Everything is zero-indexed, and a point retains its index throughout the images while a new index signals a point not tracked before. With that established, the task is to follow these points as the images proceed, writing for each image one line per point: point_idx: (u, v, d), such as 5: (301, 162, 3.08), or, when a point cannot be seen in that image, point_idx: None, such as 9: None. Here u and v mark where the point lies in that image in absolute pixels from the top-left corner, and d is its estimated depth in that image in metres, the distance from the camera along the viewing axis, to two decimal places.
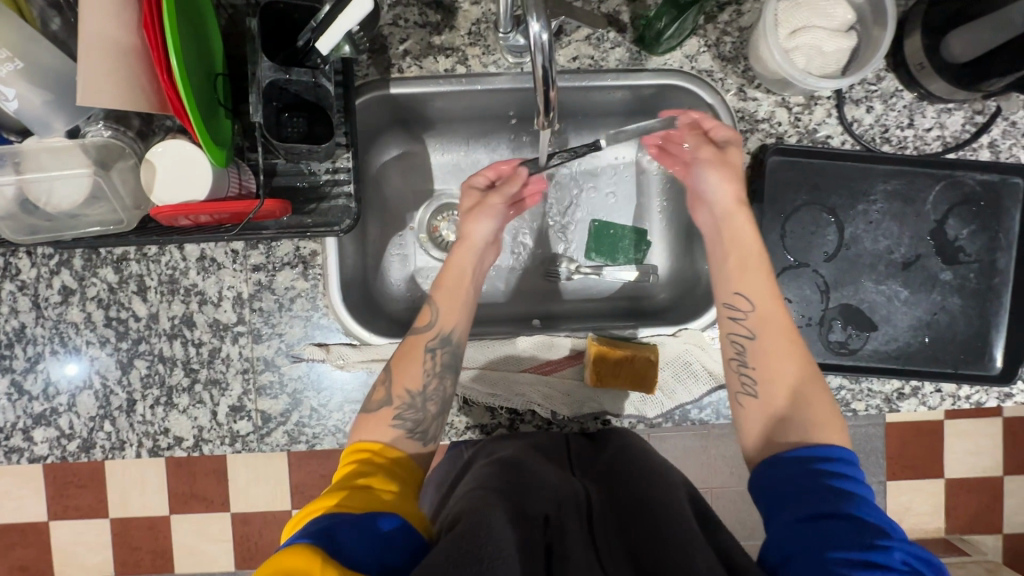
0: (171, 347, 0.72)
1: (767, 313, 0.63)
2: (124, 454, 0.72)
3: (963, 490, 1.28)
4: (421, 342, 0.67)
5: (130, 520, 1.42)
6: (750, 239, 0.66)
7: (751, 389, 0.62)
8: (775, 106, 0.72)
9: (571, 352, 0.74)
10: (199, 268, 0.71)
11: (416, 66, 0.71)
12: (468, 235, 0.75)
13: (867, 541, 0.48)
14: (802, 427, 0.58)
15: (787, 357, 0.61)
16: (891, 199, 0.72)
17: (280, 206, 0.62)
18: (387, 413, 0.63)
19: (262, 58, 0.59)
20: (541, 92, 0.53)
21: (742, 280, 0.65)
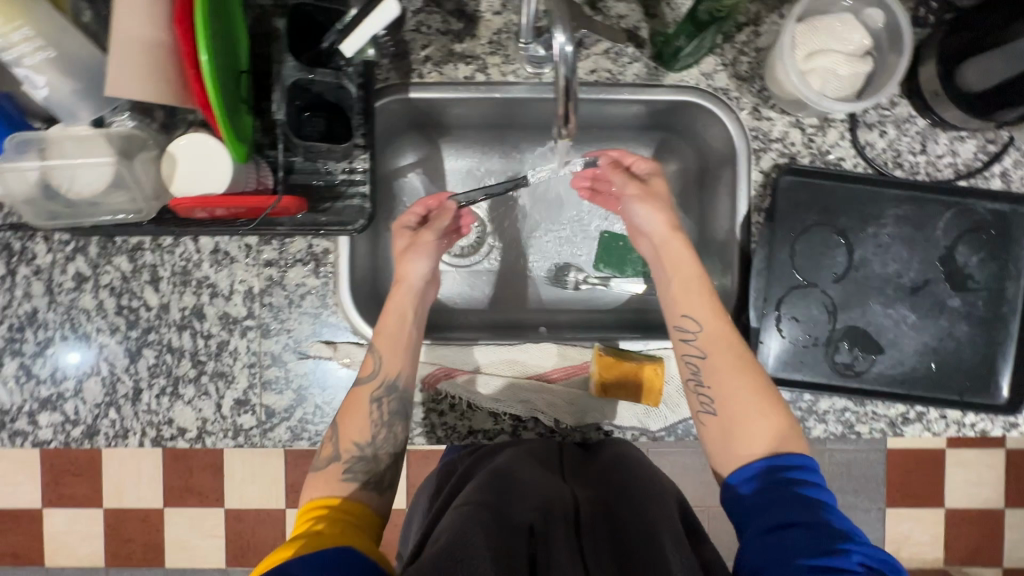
0: (180, 338, 0.72)
1: (715, 333, 0.64)
2: (127, 442, 0.72)
3: (963, 521, 1.27)
4: (363, 394, 0.67)
5: (124, 511, 1.42)
6: (688, 266, 0.68)
7: (708, 406, 0.63)
8: (789, 126, 0.73)
9: (576, 362, 0.74)
10: (212, 261, 0.72)
11: (436, 72, 0.72)
12: (400, 277, 0.73)
13: (828, 547, 0.49)
14: (765, 438, 0.59)
15: (738, 372, 0.62)
16: (901, 223, 0.73)
17: (296, 202, 0.63)
18: (335, 470, 0.64)
19: (288, 58, 0.59)
20: (563, 106, 0.54)
21: (688, 304, 0.66)
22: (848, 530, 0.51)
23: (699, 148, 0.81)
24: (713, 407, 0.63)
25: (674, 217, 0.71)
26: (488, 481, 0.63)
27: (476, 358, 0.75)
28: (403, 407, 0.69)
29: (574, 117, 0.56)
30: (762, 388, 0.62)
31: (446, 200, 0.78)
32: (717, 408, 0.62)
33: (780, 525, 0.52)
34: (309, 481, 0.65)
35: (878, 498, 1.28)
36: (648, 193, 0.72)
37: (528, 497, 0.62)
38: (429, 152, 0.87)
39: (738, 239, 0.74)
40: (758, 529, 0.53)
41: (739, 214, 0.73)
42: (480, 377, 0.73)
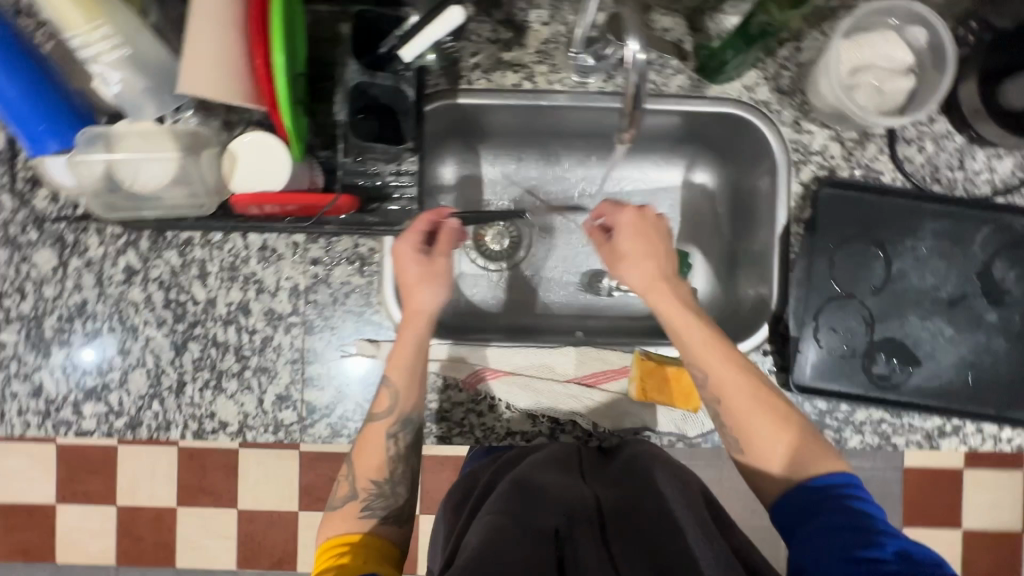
0: (225, 332, 0.73)
1: (723, 377, 0.65)
2: (169, 435, 0.73)
3: (980, 541, 1.26)
4: (378, 430, 0.68)
5: (137, 509, 1.41)
6: (686, 319, 0.67)
7: (735, 445, 0.65)
8: (829, 140, 0.74)
9: (618, 366, 0.74)
10: (260, 257, 0.73)
11: (484, 79, 0.74)
12: (409, 310, 0.69)
13: (869, 540, 0.54)
14: (799, 466, 0.62)
15: (754, 410, 0.64)
16: (940, 237, 0.73)
17: (351, 202, 0.66)
18: (353, 507, 0.68)
19: (351, 61, 0.63)
20: (636, 111, 0.57)
21: (693, 355, 0.66)
22: (885, 524, 0.55)
23: (738, 160, 0.82)
24: (740, 444, 0.65)
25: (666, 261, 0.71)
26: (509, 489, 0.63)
27: (516, 361, 0.74)
28: (417, 438, 0.71)
29: (637, 120, 0.59)
30: (778, 411, 0.64)
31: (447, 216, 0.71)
32: (743, 445, 0.65)
33: (819, 522, 0.57)
34: (326, 520, 0.69)
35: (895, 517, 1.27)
36: (618, 259, 0.72)
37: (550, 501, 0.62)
38: (468, 158, 0.89)
39: (777, 249, 0.75)
40: (800, 531, 0.58)
41: (778, 223, 0.74)
42: (517, 378, 0.73)
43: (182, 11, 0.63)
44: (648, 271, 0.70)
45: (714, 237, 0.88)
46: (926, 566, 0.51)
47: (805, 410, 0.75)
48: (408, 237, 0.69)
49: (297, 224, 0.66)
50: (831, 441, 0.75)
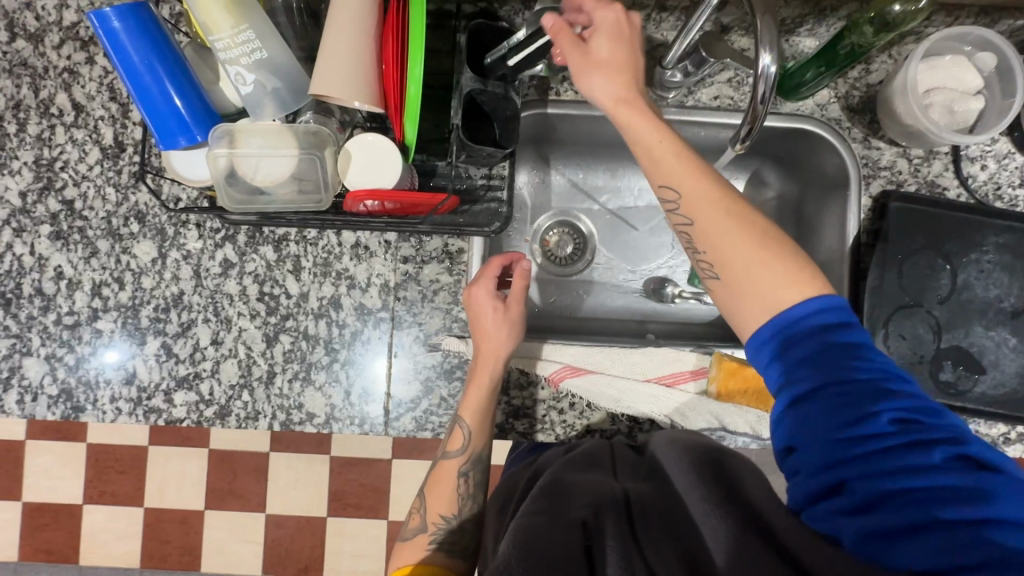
0: (316, 326, 0.76)
1: (688, 194, 0.57)
2: (258, 424, 0.75)
3: None
4: (452, 467, 0.73)
5: (164, 511, 1.39)
6: (652, 134, 0.58)
7: (707, 268, 0.58)
8: (896, 156, 0.78)
9: (693, 368, 0.77)
10: (352, 254, 0.76)
11: (572, 91, 0.79)
12: (481, 354, 0.71)
13: (863, 413, 0.49)
14: (778, 289, 0.53)
15: (730, 230, 0.56)
16: (1002, 251, 0.77)
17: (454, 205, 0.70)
18: (422, 539, 0.71)
19: (466, 70, 0.68)
20: (761, 111, 0.59)
21: (655, 169, 0.58)
22: (885, 388, 0.50)
23: (801, 176, 0.86)
24: (710, 267, 0.58)
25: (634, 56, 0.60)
26: (540, 488, 0.62)
27: (599, 360, 0.76)
28: (484, 476, 0.75)
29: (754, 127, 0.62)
30: (750, 229, 0.56)
31: (521, 264, 0.74)
32: (711, 265, 0.58)
33: (801, 394, 0.51)
34: (396, 549, 0.72)
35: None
36: (589, 63, 0.60)
37: (578, 495, 0.60)
38: (540, 167, 0.93)
39: (849, 257, 0.78)
40: (786, 401, 0.52)
41: (850, 234, 0.78)
42: (600, 377, 0.74)
43: (306, 20, 0.68)
44: (623, 85, 0.60)
45: None
46: (923, 430, 0.49)
47: None
48: (477, 296, 0.72)
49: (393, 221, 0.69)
50: None
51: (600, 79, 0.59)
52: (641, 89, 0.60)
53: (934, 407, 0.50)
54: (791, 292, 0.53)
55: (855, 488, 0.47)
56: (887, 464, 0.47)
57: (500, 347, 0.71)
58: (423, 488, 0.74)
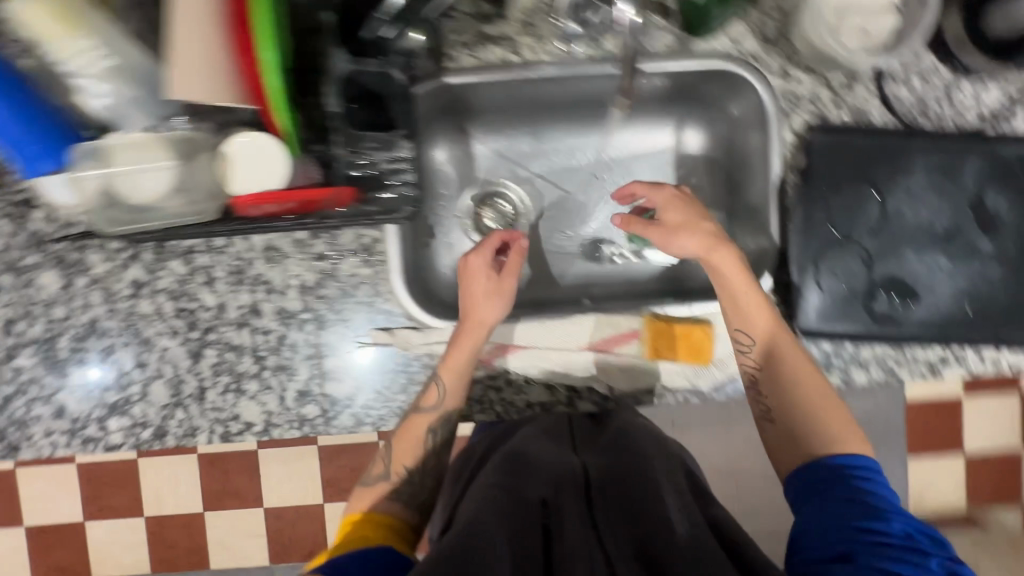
0: (239, 336, 0.74)
1: (769, 339, 0.68)
2: (197, 440, 0.75)
3: (982, 468, 1.32)
4: (421, 423, 0.70)
5: (165, 517, 1.42)
6: (742, 283, 0.68)
7: (766, 408, 0.68)
8: (817, 85, 0.75)
9: (624, 330, 0.76)
10: (265, 258, 0.73)
11: (471, 55, 0.77)
12: (473, 319, 0.71)
13: (874, 513, 0.55)
14: (824, 440, 0.63)
15: (800, 381, 0.67)
16: (932, 173, 0.75)
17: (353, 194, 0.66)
18: (381, 488, 0.69)
19: (337, 52, 0.63)
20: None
21: (738, 315, 0.69)
22: (895, 506, 0.57)
23: (727, 114, 0.82)
24: (772, 408, 0.68)
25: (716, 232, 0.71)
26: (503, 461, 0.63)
27: (529, 335, 0.75)
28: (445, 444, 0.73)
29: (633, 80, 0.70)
30: (814, 382, 0.67)
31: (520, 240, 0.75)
32: (773, 408, 0.67)
33: (824, 494, 0.59)
34: (354, 494, 0.70)
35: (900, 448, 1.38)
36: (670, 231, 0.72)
37: (540, 473, 0.61)
38: (458, 139, 0.89)
39: (773, 198, 0.77)
40: (809, 499, 0.60)
41: (774, 174, 0.76)
42: (531, 351, 0.75)
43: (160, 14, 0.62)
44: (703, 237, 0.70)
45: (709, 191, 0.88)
46: (929, 549, 0.53)
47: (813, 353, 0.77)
48: (472, 287, 0.72)
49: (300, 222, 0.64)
50: (839, 379, 0.77)
51: (680, 246, 0.72)
52: (732, 243, 0.71)
53: (942, 540, 0.55)
54: (836, 450, 0.63)
55: (860, 561, 0.52)
56: (891, 553, 0.52)
57: (489, 314, 0.71)
58: (390, 436, 0.72)
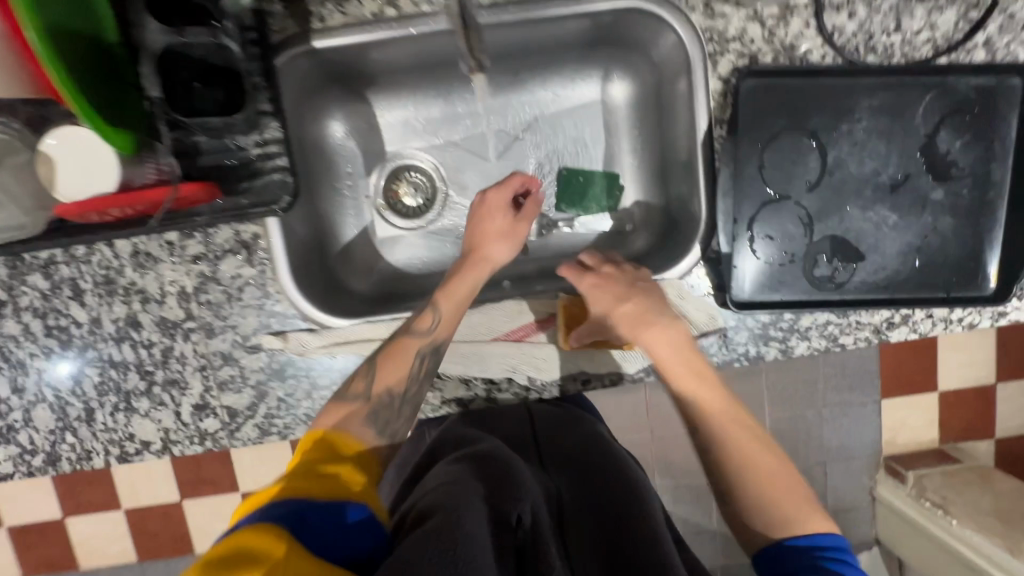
0: (120, 351, 0.68)
1: (722, 430, 0.65)
2: (93, 464, 0.70)
3: (956, 402, 1.35)
4: (411, 345, 0.65)
5: (144, 510, 1.39)
6: (676, 365, 0.64)
7: (724, 495, 0.65)
8: (746, 21, 0.65)
9: (540, 317, 0.72)
10: (135, 265, 0.66)
11: (339, 12, 0.64)
12: (480, 253, 0.72)
13: None
14: (783, 518, 0.62)
15: (749, 460, 0.64)
16: (877, 115, 0.66)
17: (197, 188, 0.57)
18: (359, 409, 0.62)
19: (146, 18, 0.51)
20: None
21: (692, 411, 0.65)
22: None
23: (651, 61, 0.73)
24: (732, 496, 0.64)
25: (656, 310, 0.65)
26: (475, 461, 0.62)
27: None
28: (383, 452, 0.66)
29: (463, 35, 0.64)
30: (773, 468, 0.64)
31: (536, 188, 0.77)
32: (731, 495, 0.64)
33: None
34: (323, 410, 0.63)
35: (874, 392, 1.35)
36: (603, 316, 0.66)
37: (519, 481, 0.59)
38: (357, 109, 0.79)
39: (700, 158, 0.67)
40: None
41: (699, 129, 0.66)
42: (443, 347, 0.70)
43: None
44: (635, 314, 0.64)
45: (641, 147, 0.80)
46: None
47: (749, 326, 0.70)
48: (488, 229, 0.73)
49: (164, 221, 0.59)
50: (777, 352, 0.71)
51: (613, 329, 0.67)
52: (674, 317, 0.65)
53: None
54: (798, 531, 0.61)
55: None
56: None
57: (498, 257, 0.72)
58: (373, 354, 0.65)
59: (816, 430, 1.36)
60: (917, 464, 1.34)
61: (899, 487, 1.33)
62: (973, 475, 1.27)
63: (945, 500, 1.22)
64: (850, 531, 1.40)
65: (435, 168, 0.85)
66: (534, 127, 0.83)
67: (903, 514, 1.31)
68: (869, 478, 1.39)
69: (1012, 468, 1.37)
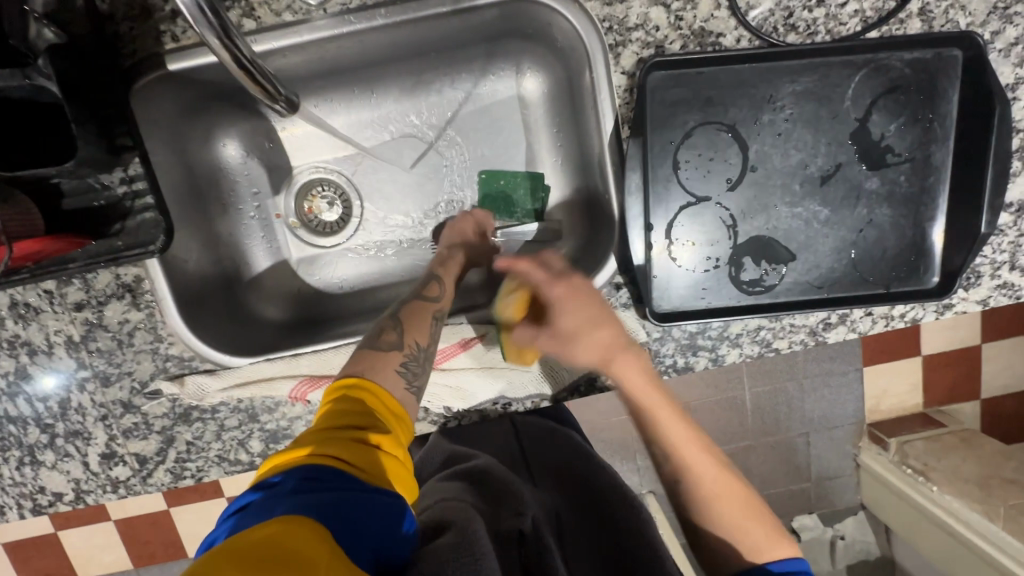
0: (16, 406, 0.65)
1: (686, 454, 0.59)
2: (8, 517, 0.68)
3: (941, 365, 1.24)
4: (428, 308, 0.63)
5: (133, 521, 1.28)
6: (648, 391, 0.59)
7: (689, 521, 0.60)
8: (648, 7, 0.59)
9: (460, 338, 0.67)
10: (16, 317, 0.62)
11: (192, 29, 0.58)
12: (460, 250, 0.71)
13: None
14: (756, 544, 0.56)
15: (723, 488, 0.58)
16: (802, 101, 0.60)
17: (41, 243, 0.53)
18: (394, 357, 0.58)
19: None
20: (224, 49, 0.44)
21: (656, 430, 0.59)
22: None
23: (557, 52, 0.66)
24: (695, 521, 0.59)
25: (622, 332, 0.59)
26: (476, 479, 0.62)
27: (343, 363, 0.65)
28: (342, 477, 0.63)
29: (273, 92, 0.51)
30: (736, 498, 0.58)
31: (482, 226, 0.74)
32: (698, 519, 0.59)
33: None
34: (357, 354, 0.59)
35: (855, 360, 1.25)
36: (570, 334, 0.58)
37: (514, 504, 0.58)
38: (254, 125, 0.74)
39: (610, 162, 0.62)
40: None
41: (605, 131, 0.61)
42: None
43: None
44: (598, 339, 0.58)
45: (561, 144, 0.74)
46: None
47: (675, 336, 0.66)
48: (465, 231, 0.73)
49: (35, 273, 0.56)
50: (707, 362, 0.66)
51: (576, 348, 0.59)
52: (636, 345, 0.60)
53: None
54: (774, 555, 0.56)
55: None
56: None
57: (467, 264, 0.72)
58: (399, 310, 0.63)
59: (795, 404, 1.28)
60: (901, 430, 1.25)
61: (881, 454, 1.26)
62: (954, 439, 1.16)
63: (925, 467, 1.14)
64: (834, 500, 1.35)
65: (347, 182, 0.79)
66: (451, 129, 0.77)
67: (886, 481, 1.24)
68: (852, 445, 1.31)
69: (995, 431, 1.29)
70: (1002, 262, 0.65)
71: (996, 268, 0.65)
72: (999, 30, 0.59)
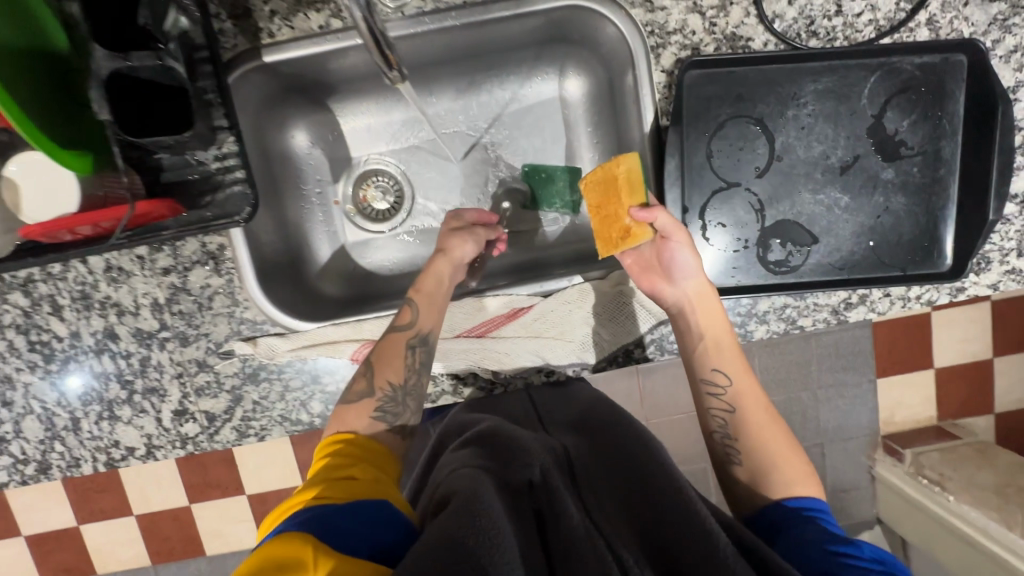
0: (100, 362, 0.71)
1: (742, 381, 0.67)
2: (82, 470, 0.73)
3: (955, 372, 1.27)
4: (399, 342, 0.66)
5: (155, 515, 1.28)
6: (723, 324, 0.67)
7: (733, 453, 0.66)
8: (686, 13, 0.66)
9: (508, 310, 0.73)
10: (108, 279, 0.69)
11: (286, 27, 0.66)
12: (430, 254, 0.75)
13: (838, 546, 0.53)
14: (780, 482, 0.62)
15: (768, 426, 0.66)
16: (823, 99, 0.67)
17: (153, 204, 0.60)
18: (369, 404, 0.63)
19: (95, 48, 0.51)
20: (364, 20, 0.51)
21: (722, 358, 0.67)
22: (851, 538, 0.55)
23: (600, 54, 0.74)
24: (739, 451, 0.66)
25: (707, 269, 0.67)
26: (481, 443, 0.61)
27: None
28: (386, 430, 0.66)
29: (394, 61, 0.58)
30: (775, 430, 0.66)
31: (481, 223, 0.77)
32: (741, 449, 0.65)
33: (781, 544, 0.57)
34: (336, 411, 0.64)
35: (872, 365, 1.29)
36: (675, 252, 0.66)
37: (518, 459, 0.57)
38: (321, 118, 0.81)
39: (649, 149, 0.70)
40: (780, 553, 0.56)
41: (645, 122, 0.68)
42: None
43: None
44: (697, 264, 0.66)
45: (598, 141, 0.81)
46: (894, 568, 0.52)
47: None
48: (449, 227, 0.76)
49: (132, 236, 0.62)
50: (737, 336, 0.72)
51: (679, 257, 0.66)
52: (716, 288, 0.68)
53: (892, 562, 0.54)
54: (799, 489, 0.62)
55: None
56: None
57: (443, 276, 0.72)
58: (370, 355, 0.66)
59: (810, 413, 1.31)
60: (916, 442, 1.28)
61: (897, 465, 1.27)
62: (969, 450, 1.20)
63: (941, 477, 1.16)
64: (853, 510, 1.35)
65: (400, 172, 0.86)
66: (498, 124, 0.85)
67: (902, 493, 1.25)
68: (867, 456, 1.33)
69: (1011, 441, 1.31)
70: (1010, 248, 0.70)
71: (1004, 254, 0.71)
72: (999, 39, 0.67)
